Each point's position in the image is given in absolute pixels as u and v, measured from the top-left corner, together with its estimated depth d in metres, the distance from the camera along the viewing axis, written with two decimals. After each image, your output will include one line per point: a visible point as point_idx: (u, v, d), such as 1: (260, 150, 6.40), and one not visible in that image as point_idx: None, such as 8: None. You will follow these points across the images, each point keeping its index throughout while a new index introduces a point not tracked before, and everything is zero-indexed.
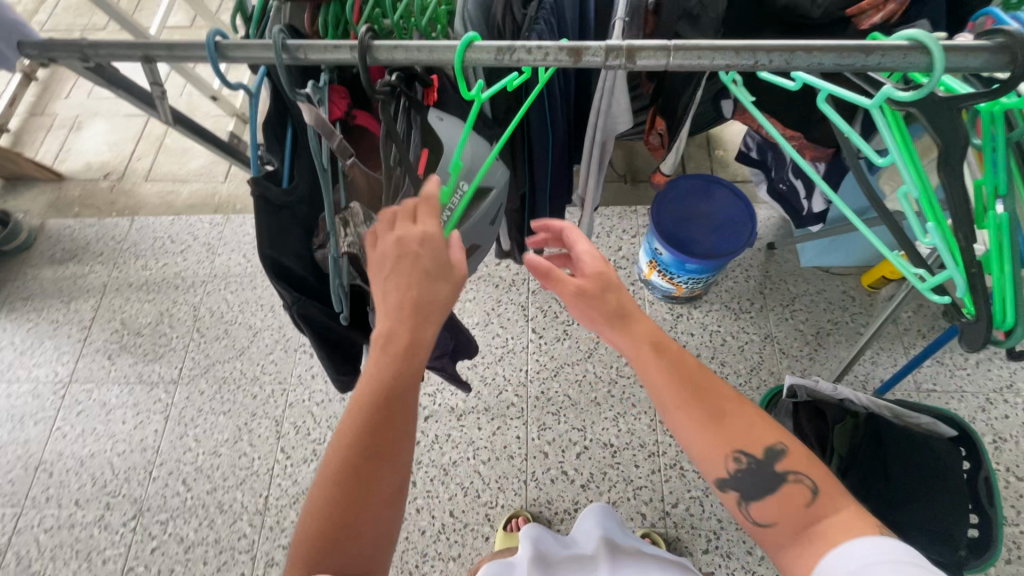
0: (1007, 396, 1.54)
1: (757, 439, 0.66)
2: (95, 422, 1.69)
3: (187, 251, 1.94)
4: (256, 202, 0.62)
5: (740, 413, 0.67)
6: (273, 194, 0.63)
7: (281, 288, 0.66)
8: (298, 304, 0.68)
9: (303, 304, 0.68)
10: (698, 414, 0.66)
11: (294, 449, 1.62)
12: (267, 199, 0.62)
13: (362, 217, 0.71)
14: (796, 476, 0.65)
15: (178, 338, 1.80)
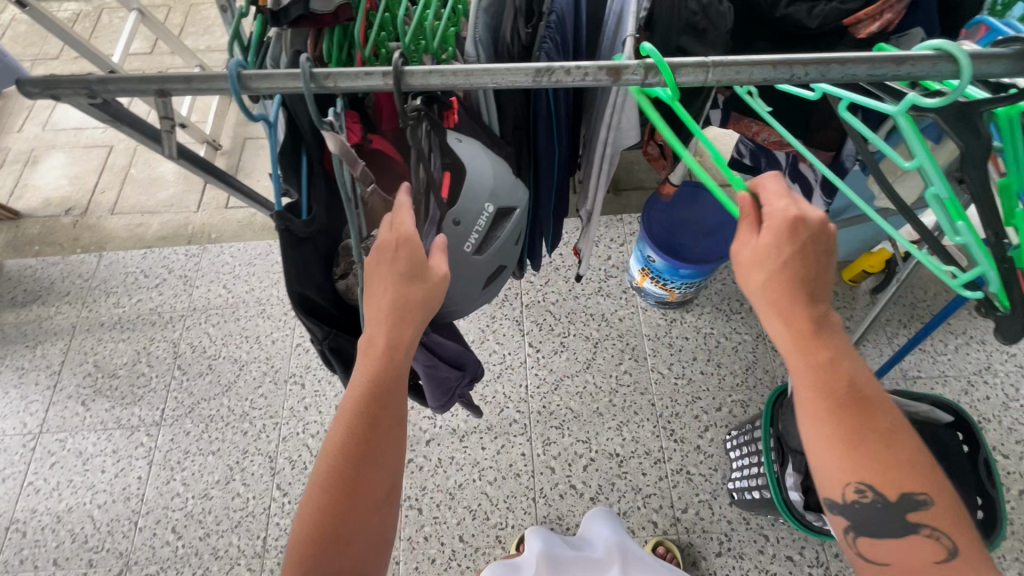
0: (986, 377, 1.61)
1: (891, 479, 0.61)
2: (72, 473, 1.58)
3: (163, 285, 1.86)
4: (280, 240, 0.62)
5: (894, 452, 0.61)
6: (296, 227, 0.63)
7: (310, 323, 0.71)
8: (327, 339, 0.73)
9: (332, 339, 0.74)
10: (835, 440, 0.62)
11: (291, 485, 1.55)
12: (291, 235, 0.63)
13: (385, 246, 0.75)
14: (929, 530, 0.62)
15: (158, 377, 1.71)
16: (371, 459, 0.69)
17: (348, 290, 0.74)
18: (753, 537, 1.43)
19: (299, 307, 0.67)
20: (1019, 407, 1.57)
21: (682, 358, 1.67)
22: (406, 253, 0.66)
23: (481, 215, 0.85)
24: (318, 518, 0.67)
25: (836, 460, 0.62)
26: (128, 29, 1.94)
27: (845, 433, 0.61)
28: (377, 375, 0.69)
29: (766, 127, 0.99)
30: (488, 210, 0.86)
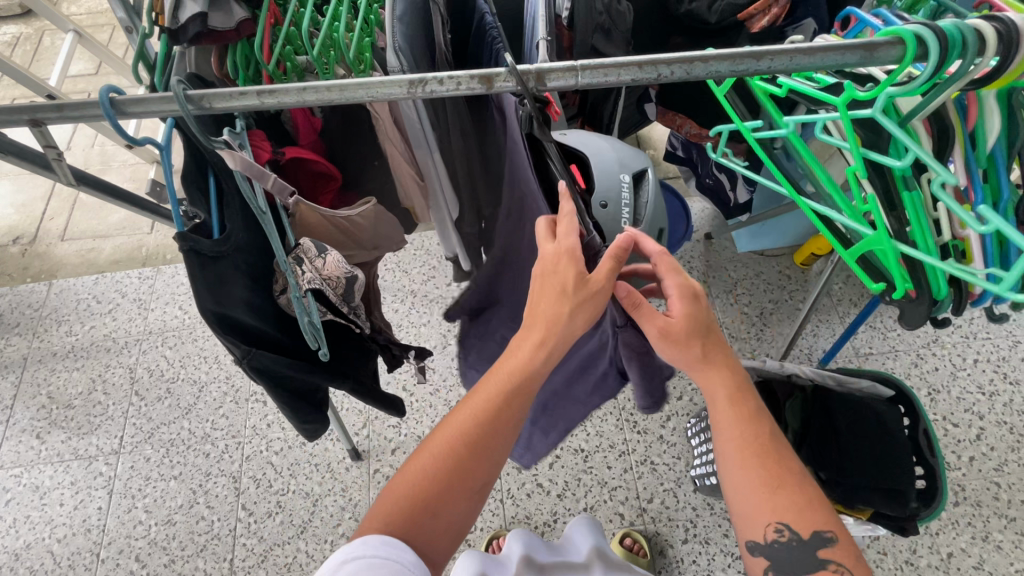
0: (934, 349, 1.66)
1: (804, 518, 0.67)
2: (29, 509, 1.54)
3: (117, 310, 1.82)
4: (186, 261, 0.60)
5: (785, 476, 0.69)
6: (203, 247, 0.61)
7: (228, 341, 0.65)
8: (248, 358, 0.66)
9: (255, 357, 0.67)
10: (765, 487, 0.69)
11: (257, 504, 1.53)
12: (199, 255, 0.61)
13: (315, 251, 0.70)
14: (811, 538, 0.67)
15: (115, 404, 1.67)
16: (482, 452, 0.70)
17: (289, 305, 0.73)
18: (719, 522, 1.46)
19: (217, 327, 0.63)
20: (966, 375, 1.62)
21: None
22: (568, 266, 0.67)
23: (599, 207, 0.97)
24: (414, 490, 0.68)
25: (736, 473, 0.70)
26: (64, 51, 1.90)
27: (751, 448, 0.70)
28: (523, 371, 0.71)
29: (689, 120, 1.03)
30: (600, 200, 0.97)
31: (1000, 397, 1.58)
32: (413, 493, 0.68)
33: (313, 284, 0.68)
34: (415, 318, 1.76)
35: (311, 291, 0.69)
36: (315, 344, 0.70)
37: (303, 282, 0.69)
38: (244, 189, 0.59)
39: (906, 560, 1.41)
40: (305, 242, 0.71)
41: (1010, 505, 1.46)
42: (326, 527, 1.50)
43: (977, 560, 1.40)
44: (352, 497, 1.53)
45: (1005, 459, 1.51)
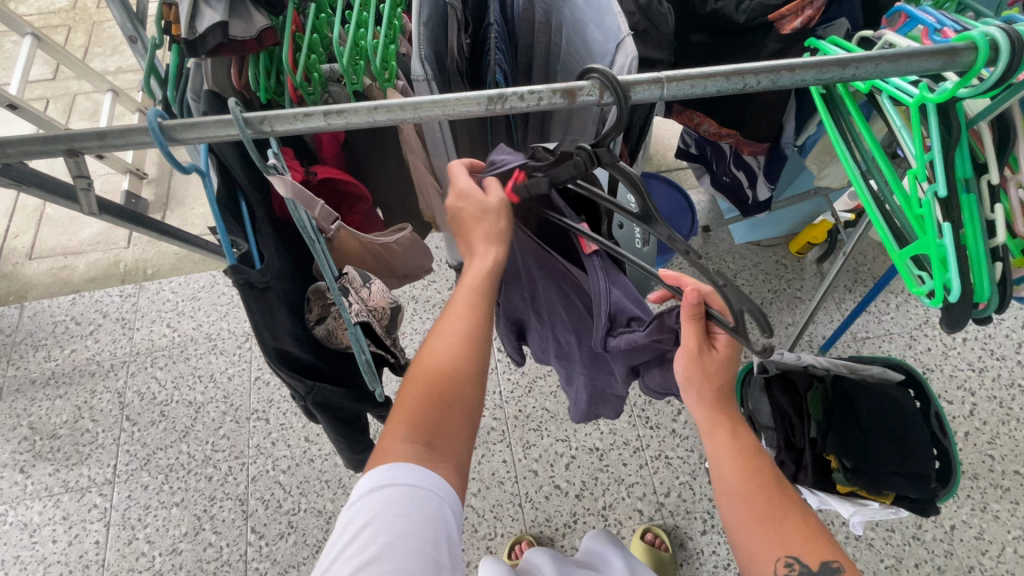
0: (926, 330, 1.72)
1: (812, 548, 0.66)
2: (18, 548, 1.45)
3: (98, 331, 1.72)
4: (241, 295, 0.54)
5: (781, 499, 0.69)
6: (254, 278, 0.55)
7: (287, 379, 0.61)
8: (312, 393, 0.63)
9: (318, 393, 0.63)
10: (760, 503, 0.68)
11: (268, 526, 1.47)
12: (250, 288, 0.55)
13: (360, 280, 0.65)
14: None
15: (105, 431, 1.59)
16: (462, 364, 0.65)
17: (329, 335, 0.67)
18: None
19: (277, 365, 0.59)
20: (956, 354, 1.69)
21: None
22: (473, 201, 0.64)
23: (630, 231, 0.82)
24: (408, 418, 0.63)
25: (734, 507, 0.70)
26: (22, 55, 1.76)
27: (759, 485, 0.69)
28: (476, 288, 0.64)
29: (708, 118, 0.99)
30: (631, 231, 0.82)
31: (989, 372, 1.66)
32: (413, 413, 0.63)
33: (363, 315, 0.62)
34: (419, 324, 1.71)
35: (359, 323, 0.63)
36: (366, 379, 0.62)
37: (354, 314, 0.62)
38: (295, 218, 0.54)
39: (913, 535, 1.46)
40: (349, 270, 0.66)
41: (1004, 475, 1.53)
42: None
43: (977, 530, 1.47)
44: None
45: (997, 432, 1.58)
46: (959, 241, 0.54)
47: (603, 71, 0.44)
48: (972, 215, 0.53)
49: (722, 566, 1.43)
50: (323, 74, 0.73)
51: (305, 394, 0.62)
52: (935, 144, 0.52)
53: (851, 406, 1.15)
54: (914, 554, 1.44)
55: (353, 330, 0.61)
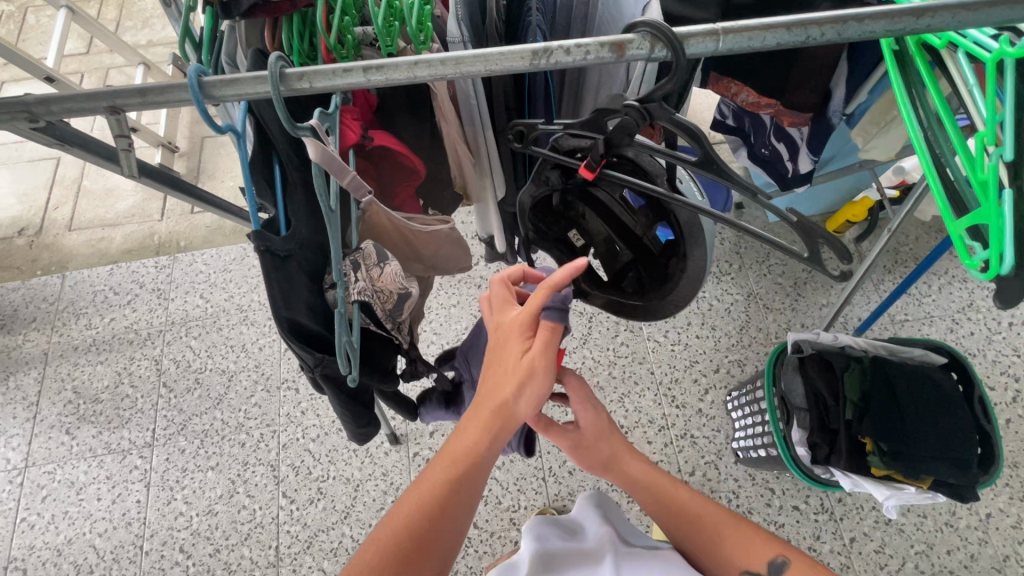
0: (969, 314, 1.65)
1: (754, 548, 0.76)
2: (66, 504, 1.53)
3: (135, 301, 1.77)
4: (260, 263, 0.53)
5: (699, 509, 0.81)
6: (276, 245, 0.54)
7: (297, 350, 0.59)
8: (321, 366, 0.58)
9: (327, 367, 0.59)
10: (690, 519, 0.80)
11: (298, 491, 1.52)
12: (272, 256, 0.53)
13: (373, 259, 0.60)
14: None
15: (143, 397, 1.65)
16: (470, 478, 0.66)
17: None
18: (761, 492, 1.47)
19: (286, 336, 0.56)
20: (1001, 339, 1.61)
21: (677, 324, 1.67)
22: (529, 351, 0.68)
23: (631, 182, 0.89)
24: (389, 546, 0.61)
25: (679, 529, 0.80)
26: (58, 28, 1.79)
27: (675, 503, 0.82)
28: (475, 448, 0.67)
29: (746, 87, 0.93)
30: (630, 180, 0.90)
31: None
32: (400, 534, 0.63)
33: (361, 296, 0.57)
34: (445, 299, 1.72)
35: (358, 302, 0.59)
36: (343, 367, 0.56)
37: (353, 291, 0.58)
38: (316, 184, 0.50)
39: (945, 522, 1.43)
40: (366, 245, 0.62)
41: None
42: (370, 511, 1.49)
43: (1015, 519, 1.43)
44: (393, 481, 1.52)
45: None
46: (1022, 210, 0.51)
47: (657, 23, 0.42)
48: None
49: None
50: (360, 37, 0.72)
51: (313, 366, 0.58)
52: (1009, 104, 0.49)
53: (890, 387, 1.11)
54: (946, 542, 1.41)
55: (340, 314, 0.54)
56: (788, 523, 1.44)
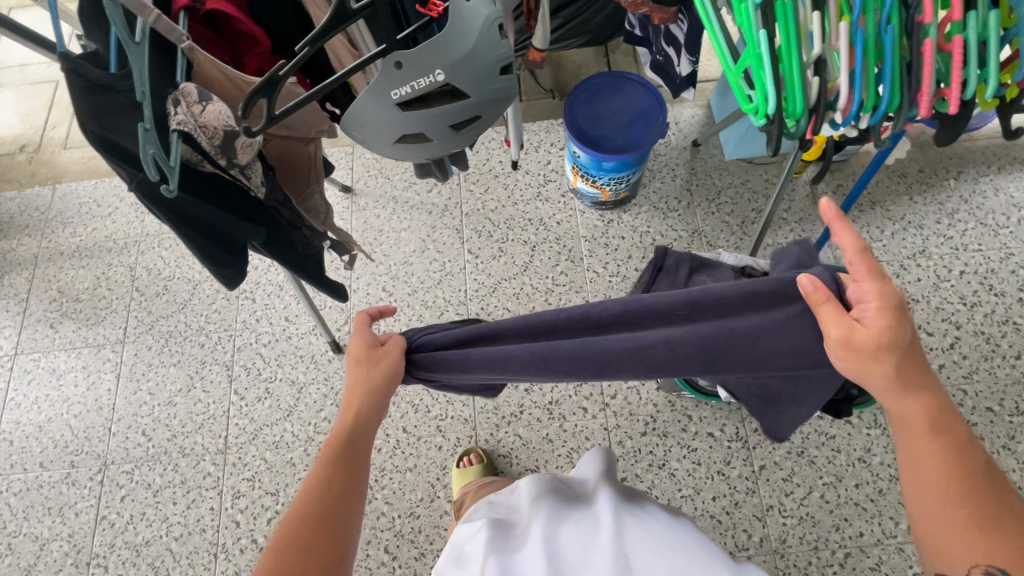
0: (919, 260, 1.62)
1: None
2: (48, 388, 1.71)
3: (115, 214, 1.91)
4: (67, 80, 0.61)
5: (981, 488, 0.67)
6: (87, 73, 0.62)
7: (118, 164, 0.66)
8: (138, 180, 0.66)
9: (142, 183, 0.66)
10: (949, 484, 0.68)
11: (247, 389, 1.65)
12: (81, 78, 0.61)
13: (195, 96, 0.69)
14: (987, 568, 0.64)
15: (118, 299, 1.79)
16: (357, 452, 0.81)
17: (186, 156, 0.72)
18: (677, 417, 1.51)
19: (97, 146, 0.62)
20: (948, 286, 1.58)
21: (618, 257, 1.69)
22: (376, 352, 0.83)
23: (429, 79, 0.83)
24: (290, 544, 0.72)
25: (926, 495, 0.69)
26: None
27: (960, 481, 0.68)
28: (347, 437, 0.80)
29: None
30: (437, 78, 0.83)
31: (981, 308, 1.56)
32: (296, 534, 0.73)
33: (180, 124, 0.67)
34: (396, 223, 1.78)
35: (179, 132, 0.68)
36: (154, 175, 0.65)
37: (174, 121, 0.67)
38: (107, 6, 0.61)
39: (858, 457, 1.45)
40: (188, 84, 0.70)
41: (973, 411, 1.47)
42: (310, 411, 1.61)
43: None
44: (333, 385, 1.63)
45: (975, 368, 1.50)
46: (771, 52, 0.71)
47: None
48: (785, 27, 0.70)
49: (656, 466, 1.48)
50: None
51: (130, 179, 0.66)
52: None
53: None
54: (855, 475, 1.44)
55: (143, 129, 0.63)
56: (700, 447, 1.48)
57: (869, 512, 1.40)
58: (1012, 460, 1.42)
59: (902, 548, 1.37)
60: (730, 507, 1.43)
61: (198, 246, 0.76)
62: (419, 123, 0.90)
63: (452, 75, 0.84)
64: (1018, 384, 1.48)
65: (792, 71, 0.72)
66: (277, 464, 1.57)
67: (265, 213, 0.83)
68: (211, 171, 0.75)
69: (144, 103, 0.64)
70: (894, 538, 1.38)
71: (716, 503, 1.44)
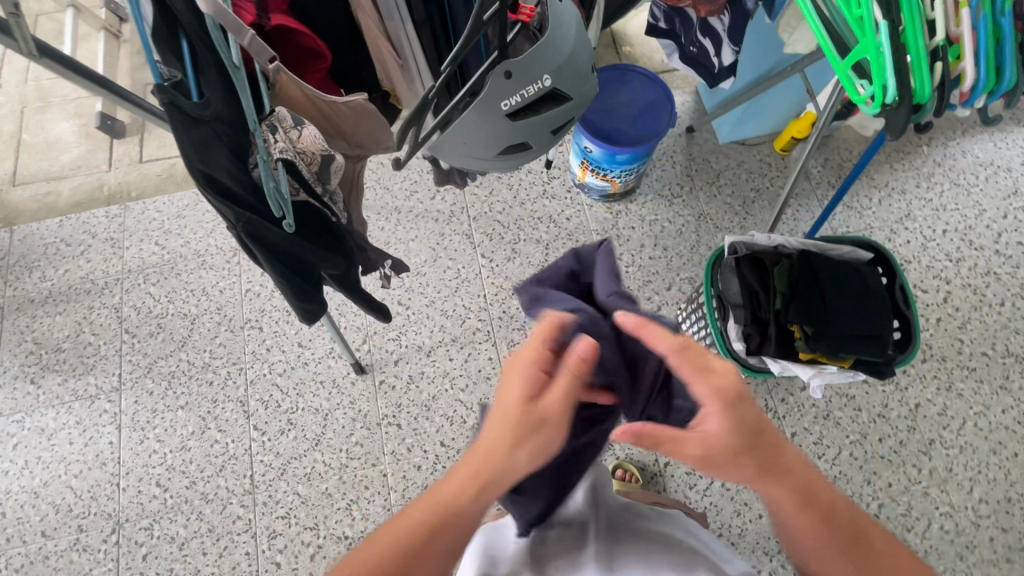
0: (906, 224, 1.73)
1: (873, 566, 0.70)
2: (39, 450, 1.56)
3: (89, 252, 1.75)
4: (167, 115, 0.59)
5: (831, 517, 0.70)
6: (184, 104, 0.60)
7: (221, 206, 0.64)
8: (244, 223, 0.65)
9: (250, 224, 0.65)
10: None
11: (268, 423, 1.57)
12: (180, 111, 0.60)
13: (291, 122, 0.75)
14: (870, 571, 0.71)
15: (106, 344, 1.65)
16: (502, 474, 0.68)
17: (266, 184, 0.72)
18: None
19: (208, 189, 0.61)
20: (935, 245, 1.70)
21: (631, 247, 1.71)
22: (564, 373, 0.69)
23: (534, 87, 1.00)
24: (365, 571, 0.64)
25: None
26: None
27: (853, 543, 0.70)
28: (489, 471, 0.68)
29: None
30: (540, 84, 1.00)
31: (966, 262, 1.69)
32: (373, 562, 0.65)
33: (285, 153, 0.70)
34: (402, 234, 1.73)
35: (282, 161, 0.71)
36: (278, 212, 0.69)
37: (277, 150, 0.71)
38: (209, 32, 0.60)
39: (878, 413, 1.54)
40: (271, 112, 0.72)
41: (971, 357, 1.59)
42: (340, 437, 1.55)
43: (940, 407, 1.55)
44: (361, 408, 1.57)
45: (968, 319, 1.63)
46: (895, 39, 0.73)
47: None
48: (910, 14, 0.72)
49: None
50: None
51: (239, 221, 0.65)
52: None
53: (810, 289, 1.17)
54: (878, 430, 1.53)
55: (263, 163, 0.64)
56: None
57: (894, 463, 1.50)
58: (1009, 398, 1.55)
59: (927, 492, 1.47)
60: None
61: (286, 280, 0.75)
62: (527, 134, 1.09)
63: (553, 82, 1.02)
64: (1005, 329, 1.62)
65: (917, 56, 0.73)
66: (313, 497, 1.50)
67: (335, 236, 0.86)
68: (304, 198, 0.78)
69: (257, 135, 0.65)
70: (918, 483, 1.48)
71: None
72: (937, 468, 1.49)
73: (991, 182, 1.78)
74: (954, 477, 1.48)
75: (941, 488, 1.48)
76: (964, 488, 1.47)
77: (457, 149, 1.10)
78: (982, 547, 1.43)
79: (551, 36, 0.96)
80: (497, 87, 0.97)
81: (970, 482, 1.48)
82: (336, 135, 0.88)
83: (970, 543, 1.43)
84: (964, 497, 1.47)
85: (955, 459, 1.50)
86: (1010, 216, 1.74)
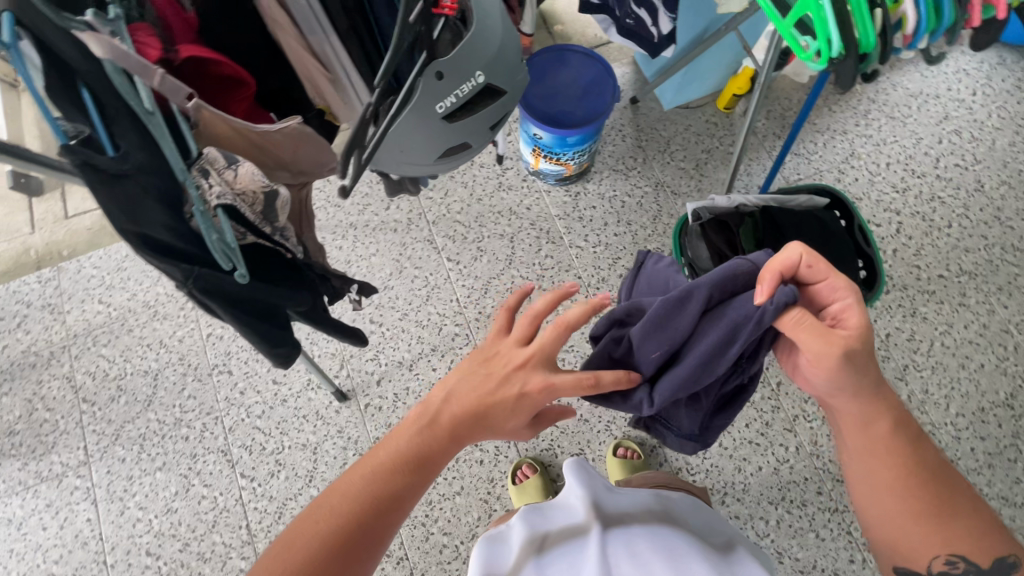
0: (852, 162, 1.78)
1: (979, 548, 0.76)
2: (10, 542, 1.45)
3: (27, 322, 1.62)
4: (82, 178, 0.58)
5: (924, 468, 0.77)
6: (100, 162, 0.59)
7: (166, 264, 0.65)
8: (191, 277, 0.66)
9: (198, 277, 0.66)
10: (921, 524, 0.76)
11: (256, 468, 1.50)
12: (97, 170, 0.59)
13: (224, 163, 0.70)
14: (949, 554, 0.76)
15: (64, 417, 1.54)
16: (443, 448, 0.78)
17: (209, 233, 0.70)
18: None
19: (142, 247, 0.62)
20: (881, 179, 1.76)
21: (595, 227, 1.70)
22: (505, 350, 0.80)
23: (470, 84, 0.96)
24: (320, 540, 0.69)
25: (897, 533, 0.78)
26: None
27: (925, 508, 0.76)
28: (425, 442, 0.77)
29: None
30: (475, 80, 0.97)
31: (911, 191, 1.75)
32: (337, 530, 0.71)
33: (223, 198, 0.68)
34: (363, 250, 1.67)
35: (223, 207, 0.69)
36: (225, 262, 0.68)
37: (213, 195, 0.68)
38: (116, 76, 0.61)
39: None
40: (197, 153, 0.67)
41: (930, 280, 1.66)
42: (333, 469, 1.50)
43: (909, 332, 1.61)
44: (350, 435, 1.52)
45: (921, 245, 1.70)
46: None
47: None
48: None
49: None
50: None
51: (186, 276, 0.66)
52: None
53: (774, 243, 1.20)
54: None
55: (200, 213, 0.65)
56: None
57: None
58: (969, 313, 1.63)
59: None
60: (763, 428, 1.53)
61: (248, 328, 0.75)
62: (464, 135, 1.06)
63: (487, 76, 0.98)
64: (956, 249, 1.69)
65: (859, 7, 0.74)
66: None
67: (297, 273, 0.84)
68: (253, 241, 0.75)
69: (187, 184, 0.66)
70: None
71: (750, 429, 1.53)
72: (915, 391, 1.56)
73: (923, 110, 1.85)
74: (931, 397, 1.55)
75: (921, 409, 1.54)
76: (941, 405, 1.55)
77: (395, 159, 1.04)
78: (965, 458, 1.50)
79: (479, 27, 0.92)
80: (430, 90, 0.93)
81: (945, 399, 1.55)
82: (275, 165, 0.85)
83: (954, 456, 1.50)
84: (942, 414, 1.54)
85: (930, 379, 1.57)
86: (945, 140, 1.81)
